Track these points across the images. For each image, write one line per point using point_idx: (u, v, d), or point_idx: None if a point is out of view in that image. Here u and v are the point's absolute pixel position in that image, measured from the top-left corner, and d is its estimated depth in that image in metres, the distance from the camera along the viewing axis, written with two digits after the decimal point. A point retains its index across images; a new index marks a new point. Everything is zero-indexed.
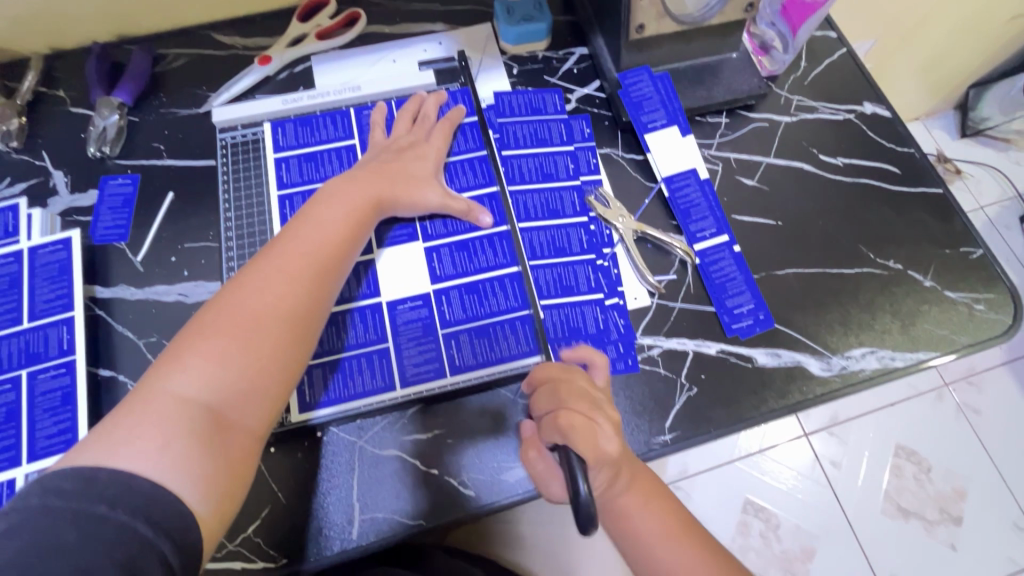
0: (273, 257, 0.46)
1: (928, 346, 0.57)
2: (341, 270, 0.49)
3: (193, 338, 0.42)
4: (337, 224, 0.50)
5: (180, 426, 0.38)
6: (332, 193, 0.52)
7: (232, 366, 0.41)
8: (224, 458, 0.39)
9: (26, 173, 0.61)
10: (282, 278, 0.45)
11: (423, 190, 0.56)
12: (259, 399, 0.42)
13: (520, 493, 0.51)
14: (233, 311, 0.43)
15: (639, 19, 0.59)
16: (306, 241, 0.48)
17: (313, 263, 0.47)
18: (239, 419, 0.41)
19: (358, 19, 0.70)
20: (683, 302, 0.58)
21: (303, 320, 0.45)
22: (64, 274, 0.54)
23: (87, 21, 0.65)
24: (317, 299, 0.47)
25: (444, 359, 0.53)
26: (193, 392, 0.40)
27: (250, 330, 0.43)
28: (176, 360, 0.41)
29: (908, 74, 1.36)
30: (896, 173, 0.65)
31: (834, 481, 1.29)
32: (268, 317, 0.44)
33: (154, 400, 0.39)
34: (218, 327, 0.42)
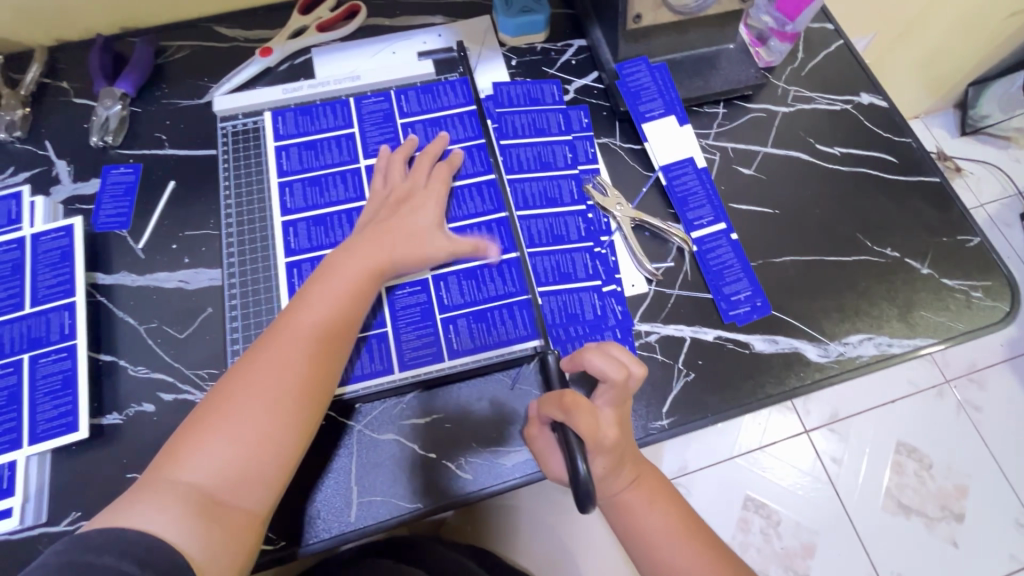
0: (276, 337, 0.46)
1: (926, 333, 0.57)
2: (345, 346, 0.49)
3: (201, 424, 0.43)
4: (338, 296, 0.49)
5: (185, 512, 0.39)
6: (335, 261, 0.51)
7: (237, 454, 0.42)
8: (228, 534, 0.40)
9: (29, 163, 0.62)
10: (284, 360, 0.45)
11: (426, 244, 0.54)
12: (262, 484, 0.43)
13: (518, 477, 0.51)
14: (238, 391, 0.44)
15: (636, 8, 0.60)
16: (308, 319, 0.47)
17: (315, 355, 0.46)
18: (240, 503, 0.42)
19: (358, 11, 0.70)
20: (680, 289, 0.58)
21: (306, 410, 0.45)
22: (66, 260, 0.55)
23: (90, 13, 0.66)
24: (321, 368, 0.46)
25: (445, 344, 0.54)
26: (202, 483, 0.41)
27: (254, 418, 0.43)
28: (185, 448, 0.42)
29: (907, 72, 1.36)
30: (894, 162, 0.65)
31: (835, 478, 1.29)
32: (271, 401, 0.44)
33: (165, 486, 0.40)
34: (224, 410, 0.43)
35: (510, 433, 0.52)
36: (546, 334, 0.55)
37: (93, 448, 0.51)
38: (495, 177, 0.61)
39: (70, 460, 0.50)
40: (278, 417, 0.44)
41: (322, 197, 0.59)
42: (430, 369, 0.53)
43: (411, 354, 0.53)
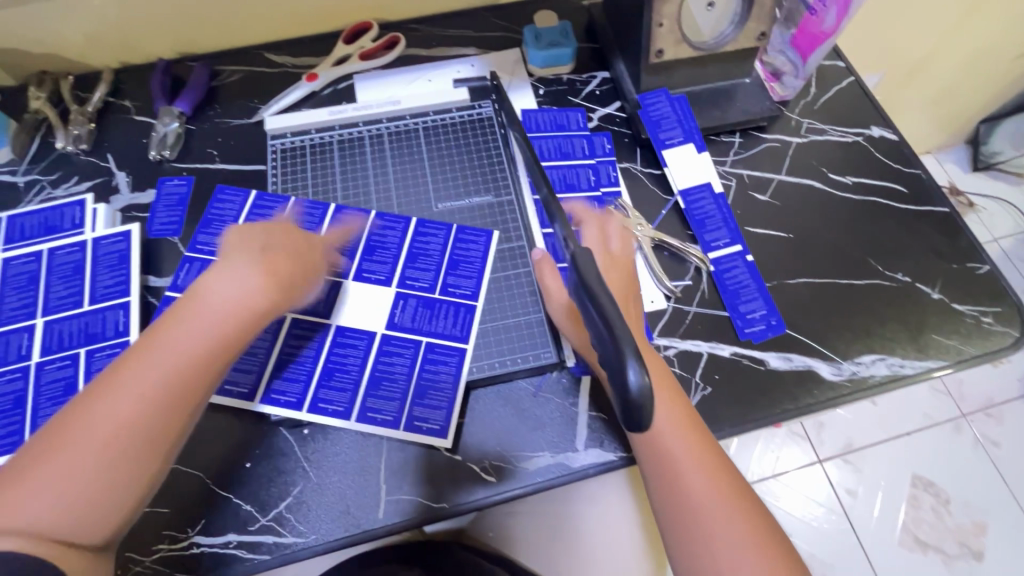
0: (162, 346, 0.43)
1: (937, 356, 0.59)
2: (223, 362, 0.45)
3: (55, 443, 0.39)
4: (218, 312, 0.45)
5: (41, 546, 0.36)
6: (216, 269, 0.47)
7: (91, 484, 0.38)
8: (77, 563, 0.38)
9: (92, 173, 0.67)
10: (149, 381, 0.41)
11: (299, 270, 0.52)
12: (110, 515, 0.39)
13: (539, 482, 0.53)
14: (94, 415, 0.40)
15: (658, 44, 0.64)
16: (181, 341, 0.43)
17: (182, 382, 0.42)
18: (95, 534, 0.39)
19: (397, 42, 0.76)
20: (698, 306, 0.61)
21: (172, 436, 0.42)
22: (124, 263, 0.59)
23: (156, 40, 0.72)
24: (194, 388, 0.43)
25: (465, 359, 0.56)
26: (47, 517, 0.37)
27: (118, 431, 0.40)
28: (27, 475, 0.38)
29: (918, 109, 1.40)
30: (904, 192, 0.68)
31: (849, 510, 1.28)
32: (143, 415, 0.41)
33: (4, 516, 0.36)
34: (72, 438, 0.39)
35: (534, 439, 0.54)
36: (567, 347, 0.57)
37: None
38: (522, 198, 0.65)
39: None
40: (142, 445, 0.40)
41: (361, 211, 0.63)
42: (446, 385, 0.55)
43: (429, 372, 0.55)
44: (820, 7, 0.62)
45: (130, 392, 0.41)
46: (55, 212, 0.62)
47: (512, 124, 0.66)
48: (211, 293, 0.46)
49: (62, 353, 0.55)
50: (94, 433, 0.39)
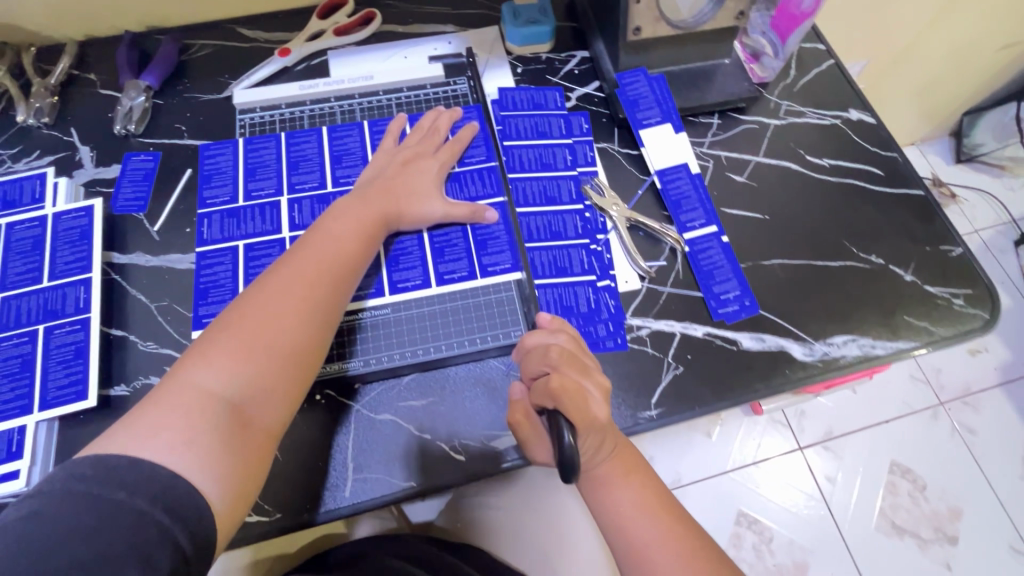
0: (298, 260, 0.50)
1: (908, 336, 0.59)
2: (354, 278, 0.52)
3: (215, 342, 0.45)
4: (350, 239, 0.53)
5: (206, 422, 0.41)
6: (345, 210, 0.55)
7: (251, 366, 0.44)
8: (244, 454, 0.42)
9: (54, 148, 0.65)
10: (301, 283, 0.49)
11: (425, 203, 0.58)
12: (275, 402, 0.45)
13: (509, 459, 0.52)
14: (262, 305, 0.47)
15: (636, 21, 0.63)
16: (326, 250, 0.51)
17: (328, 285, 0.50)
18: (257, 418, 0.44)
19: (373, 18, 0.74)
20: (672, 286, 0.60)
21: (318, 332, 0.48)
22: (85, 238, 0.58)
23: (121, 11, 0.70)
24: (335, 297, 0.50)
25: (443, 310, 0.57)
26: (217, 385, 0.43)
27: (277, 329, 0.46)
28: (201, 355, 0.44)
29: (901, 99, 1.41)
30: (880, 175, 0.68)
31: (829, 496, 1.29)
32: (298, 315, 0.47)
33: (180, 402, 0.41)
34: (239, 323, 0.46)
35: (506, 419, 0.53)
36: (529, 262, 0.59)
37: (100, 418, 0.52)
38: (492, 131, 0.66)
39: (76, 429, 0.51)
40: (293, 338, 0.46)
41: (332, 180, 0.62)
42: (429, 343, 0.55)
43: (412, 334, 0.56)
44: None
45: (286, 288, 0.48)
46: (16, 186, 0.60)
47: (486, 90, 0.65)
48: (348, 217, 0.54)
49: (20, 330, 0.53)
50: (259, 318, 0.46)
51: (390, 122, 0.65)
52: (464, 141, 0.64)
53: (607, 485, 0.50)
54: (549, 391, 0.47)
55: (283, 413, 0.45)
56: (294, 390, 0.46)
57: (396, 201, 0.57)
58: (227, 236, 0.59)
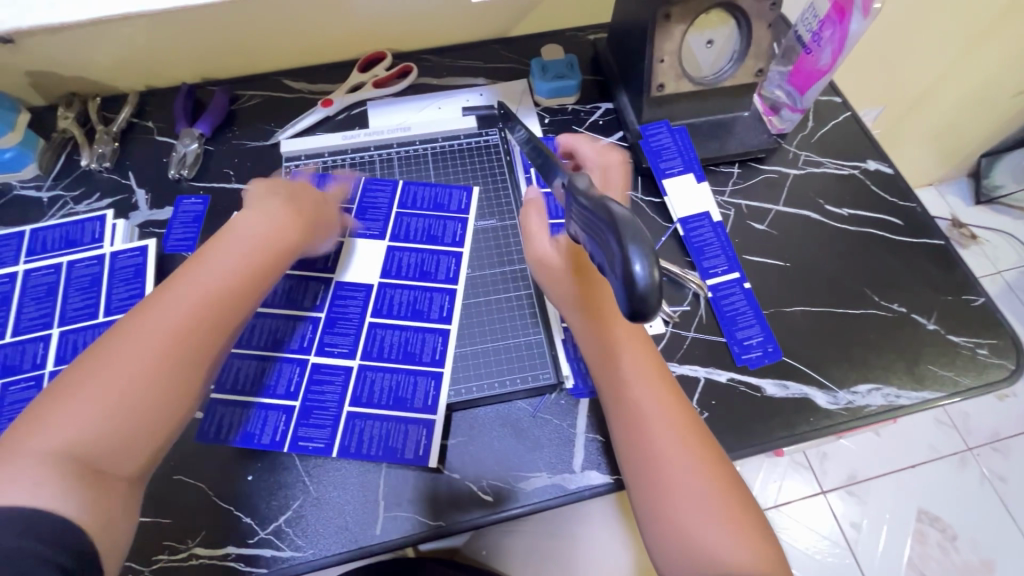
0: (179, 286, 0.45)
1: (933, 386, 0.59)
2: (243, 304, 0.48)
3: (75, 378, 0.40)
4: (232, 261, 0.48)
5: (59, 472, 0.36)
6: (235, 229, 0.51)
7: (115, 410, 0.39)
8: (106, 501, 0.38)
9: (113, 191, 0.70)
10: (183, 309, 0.44)
11: (336, 240, 0.57)
12: (139, 444, 0.40)
13: (537, 501, 0.53)
14: (127, 342, 0.41)
15: (659, 78, 0.67)
16: (213, 276, 0.47)
17: (214, 308, 0.45)
18: (115, 465, 0.39)
19: (409, 71, 0.79)
20: (696, 331, 0.62)
21: (193, 366, 0.43)
22: (139, 277, 0.61)
23: (180, 65, 0.76)
24: (218, 324, 0.45)
25: (454, 368, 0.58)
26: (69, 432, 0.38)
27: (150, 362, 0.41)
28: (50, 406, 0.38)
29: (917, 143, 1.43)
30: (900, 225, 0.69)
31: (854, 544, 1.25)
32: (176, 343, 0.42)
33: (30, 448, 0.37)
34: (101, 363, 0.40)
35: (532, 459, 0.55)
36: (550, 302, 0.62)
37: None
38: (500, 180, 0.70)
39: None
40: (171, 373, 0.42)
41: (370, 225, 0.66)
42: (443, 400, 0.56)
43: (422, 391, 0.57)
44: (816, 45, 0.66)
45: (161, 322, 0.43)
46: (77, 226, 0.64)
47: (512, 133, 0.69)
48: (231, 236, 0.50)
49: None
50: (128, 356, 0.41)
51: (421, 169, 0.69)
52: (443, 210, 0.66)
53: (635, 396, 0.47)
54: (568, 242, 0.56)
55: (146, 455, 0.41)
56: (164, 429, 0.41)
57: (306, 232, 0.55)
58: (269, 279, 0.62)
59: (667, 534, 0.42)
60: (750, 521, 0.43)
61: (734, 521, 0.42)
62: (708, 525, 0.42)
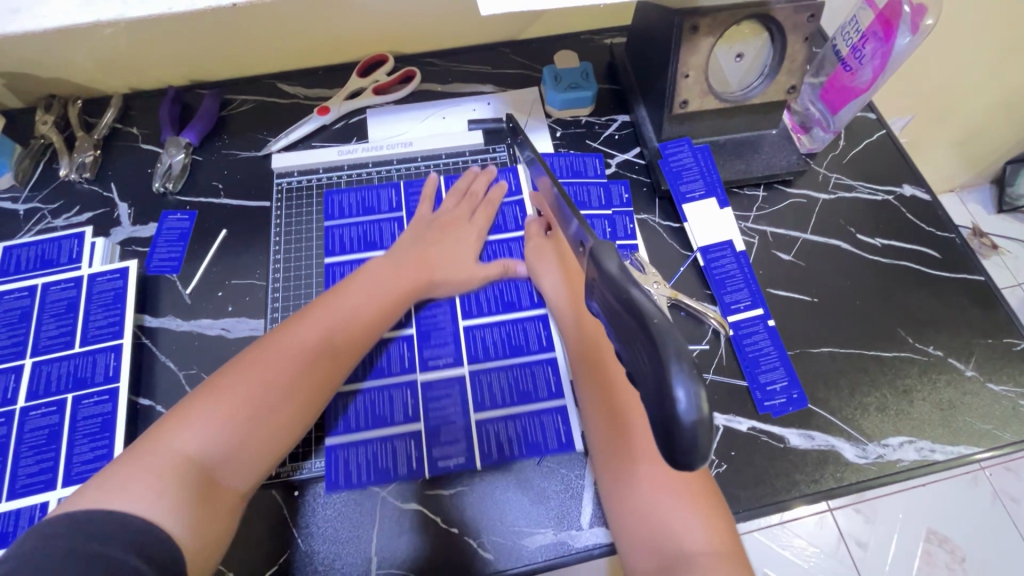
0: (311, 315, 0.51)
1: (970, 440, 0.55)
2: (364, 342, 0.52)
3: (212, 387, 0.45)
4: (366, 304, 0.53)
5: (175, 482, 0.39)
6: (370, 273, 0.55)
7: (233, 428, 0.43)
8: (213, 517, 0.40)
9: (94, 204, 0.65)
10: (307, 334, 0.49)
11: (456, 271, 0.58)
12: (255, 463, 0.44)
13: (541, 561, 0.49)
14: (255, 367, 0.46)
15: (683, 95, 0.61)
16: (338, 311, 0.51)
17: (333, 339, 0.50)
18: (230, 479, 0.42)
19: (412, 76, 0.74)
20: (715, 373, 0.57)
21: (309, 396, 0.47)
22: (118, 302, 0.57)
23: (166, 66, 0.71)
24: (339, 357, 0.50)
25: (563, 369, 0.56)
26: (196, 444, 0.41)
27: (274, 383, 0.46)
28: (184, 414, 0.43)
29: (941, 149, 1.36)
30: (937, 258, 0.64)
31: (860, 562, 1.21)
32: (297, 370, 0.47)
33: (160, 449, 0.41)
34: (231, 383, 0.45)
35: (537, 514, 0.51)
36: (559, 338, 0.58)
37: None
38: (522, 198, 0.66)
39: None
40: (289, 399, 0.46)
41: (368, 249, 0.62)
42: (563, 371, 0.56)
43: (543, 381, 0.56)
44: (857, 61, 0.60)
45: (287, 351, 0.48)
46: (53, 244, 0.60)
47: (524, 148, 0.64)
48: (368, 280, 0.55)
49: (49, 399, 0.53)
50: (251, 381, 0.45)
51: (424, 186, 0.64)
52: (497, 202, 0.64)
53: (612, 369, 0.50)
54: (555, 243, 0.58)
55: (258, 476, 0.44)
56: (273, 452, 0.45)
57: (429, 269, 0.58)
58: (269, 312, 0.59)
59: (625, 501, 0.44)
60: (714, 504, 0.43)
61: (698, 500, 0.42)
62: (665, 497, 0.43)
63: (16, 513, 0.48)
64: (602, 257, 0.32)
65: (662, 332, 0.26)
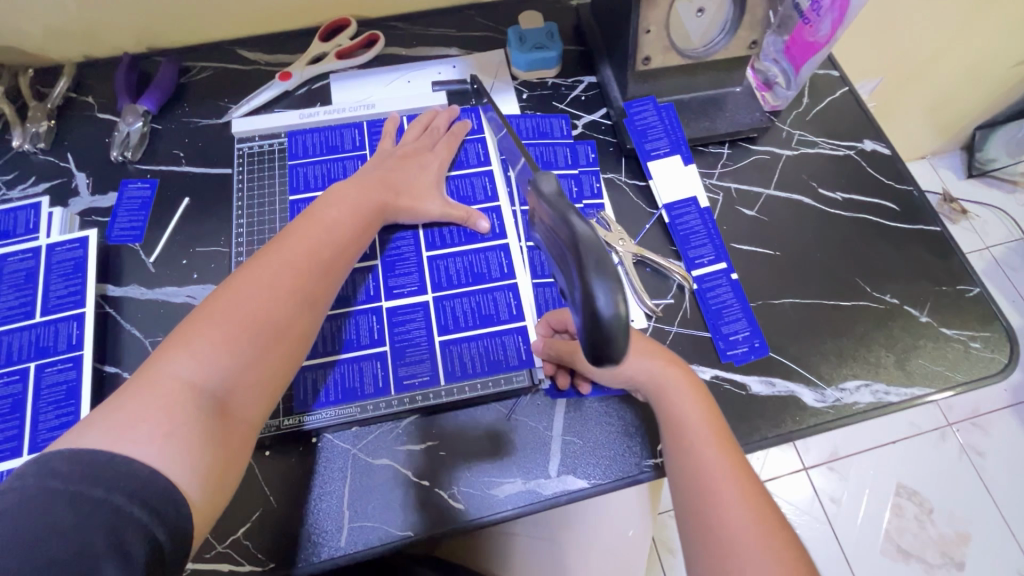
0: (295, 242, 0.49)
1: (924, 382, 0.57)
2: (345, 267, 0.51)
3: (203, 318, 0.43)
4: (346, 229, 0.52)
5: (188, 416, 0.39)
6: (339, 197, 0.54)
7: (236, 357, 0.42)
8: (225, 452, 0.40)
9: (50, 175, 0.64)
10: (294, 262, 0.48)
11: (422, 201, 0.58)
12: (260, 393, 0.43)
13: (511, 508, 0.50)
14: (246, 295, 0.44)
15: (645, 51, 0.61)
16: (322, 238, 0.50)
17: (320, 266, 0.49)
18: (239, 411, 0.42)
19: (376, 40, 0.73)
20: (679, 326, 0.59)
21: (303, 322, 0.47)
22: (79, 271, 0.56)
23: (120, 33, 0.69)
24: (327, 284, 0.49)
25: (532, 321, 0.56)
26: (198, 377, 0.40)
27: (266, 311, 0.45)
28: (182, 345, 0.41)
29: (913, 114, 1.38)
30: (895, 210, 0.66)
31: (833, 518, 1.25)
32: (289, 297, 0.46)
33: (160, 384, 0.39)
34: (225, 312, 0.43)
35: (506, 465, 0.52)
36: (523, 271, 0.58)
37: None
38: (485, 136, 0.66)
39: None
40: (284, 326, 0.45)
41: None
42: (528, 311, 0.56)
43: (504, 305, 0.57)
44: (815, 15, 0.60)
45: (281, 282, 0.46)
46: (9, 215, 0.59)
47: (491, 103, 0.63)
48: (345, 205, 0.53)
49: (11, 368, 0.52)
50: (243, 310, 0.44)
51: (382, 137, 0.64)
52: (460, 137, 0.64)
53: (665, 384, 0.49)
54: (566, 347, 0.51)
55: (266, 403, 0.44)
56: (277, 380, 0.45)
57: (393, 193, 0.57)
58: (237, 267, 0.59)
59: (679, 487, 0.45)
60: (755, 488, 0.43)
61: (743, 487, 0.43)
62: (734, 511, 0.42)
63: None
64: (542, 182, 0.38)
65: (587, 244, 0.33)
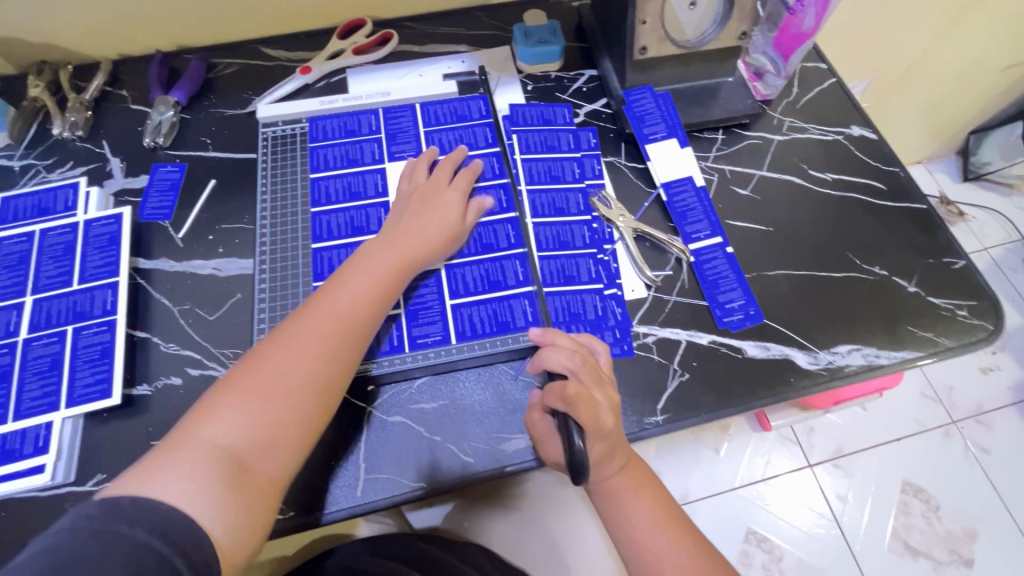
0: (318, 308, 0.51)
1: (914, 346, 0.60)
2: (369, 330, 0.52)
3: (231, 383, 0.46)
4: (366, 287, 0.53)
5: (210, 473, 0.42)
6: (362, 256, 0.55)
7: (256, 422, 0.45)
8: (250, 506, 0.43)
9: (86, 160, 0.68)
10: (315, 329, 0.49)
11: (442, 238, 0.58)
12: (284, 453, 0.46)
13: (519, 461, 0.53)
14: (269, 360, 0.47)
15: (642, 41, 0.66)
16: (342, 295, 0.51)
17: (342, 321, 0.50)
18: (262, 466, 0.44)
19: (390, 38, 0.78)
20: (678, 295, 0.62)
21: (324, 382, 0.48)
22: (114, 244, 0.60)
23: (154, 32, 0.74)
24: (349, 344, 0.50)
25: (538, 289, 0.59)
26: (224, 440, 0.44)
27: (286, 382, 0.46)
28: (209, 410, 0.45)
29: (907, 118, 1.41)
30: (883, 189, 0.69)
31: (840, 515, 1.24)
32: (310, 364, 0.48)
33: (190, 448, 0.43)
34: (250, 379, 0.46)
35: (514, 421, 0.55)
36: (530, 242, 0.62)
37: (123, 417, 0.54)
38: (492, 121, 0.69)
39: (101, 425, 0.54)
40: (305, 415, 0.47)
41: (348, 193, 0.65)
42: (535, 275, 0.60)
43: (511, 272, 0.60)
44: (799, 7, 0.64)
45: (299, 337, 0.49)
46: (49, 194, 0.63)
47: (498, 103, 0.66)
48: (367, 264, 0.54)
49: (50, 330, 0.56)
50: (266, 382, 0.46)
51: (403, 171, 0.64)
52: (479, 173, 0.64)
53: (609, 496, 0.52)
54: (563, 395, 0.48)
55: (288, 460, 0.46)
56: (300, 443, 0.46)
57: (415, 241, 0.57)
58: (258, 241, 0.63)
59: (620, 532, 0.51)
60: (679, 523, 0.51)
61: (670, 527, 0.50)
62: (667, 554, 0.49)
63: (21, 432, 0.51)
64: None
65: None
